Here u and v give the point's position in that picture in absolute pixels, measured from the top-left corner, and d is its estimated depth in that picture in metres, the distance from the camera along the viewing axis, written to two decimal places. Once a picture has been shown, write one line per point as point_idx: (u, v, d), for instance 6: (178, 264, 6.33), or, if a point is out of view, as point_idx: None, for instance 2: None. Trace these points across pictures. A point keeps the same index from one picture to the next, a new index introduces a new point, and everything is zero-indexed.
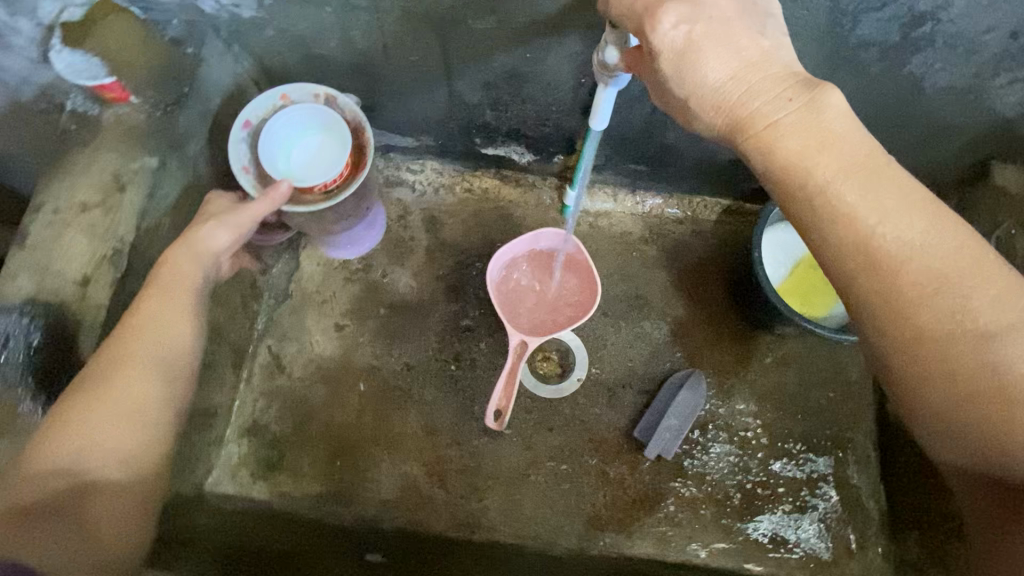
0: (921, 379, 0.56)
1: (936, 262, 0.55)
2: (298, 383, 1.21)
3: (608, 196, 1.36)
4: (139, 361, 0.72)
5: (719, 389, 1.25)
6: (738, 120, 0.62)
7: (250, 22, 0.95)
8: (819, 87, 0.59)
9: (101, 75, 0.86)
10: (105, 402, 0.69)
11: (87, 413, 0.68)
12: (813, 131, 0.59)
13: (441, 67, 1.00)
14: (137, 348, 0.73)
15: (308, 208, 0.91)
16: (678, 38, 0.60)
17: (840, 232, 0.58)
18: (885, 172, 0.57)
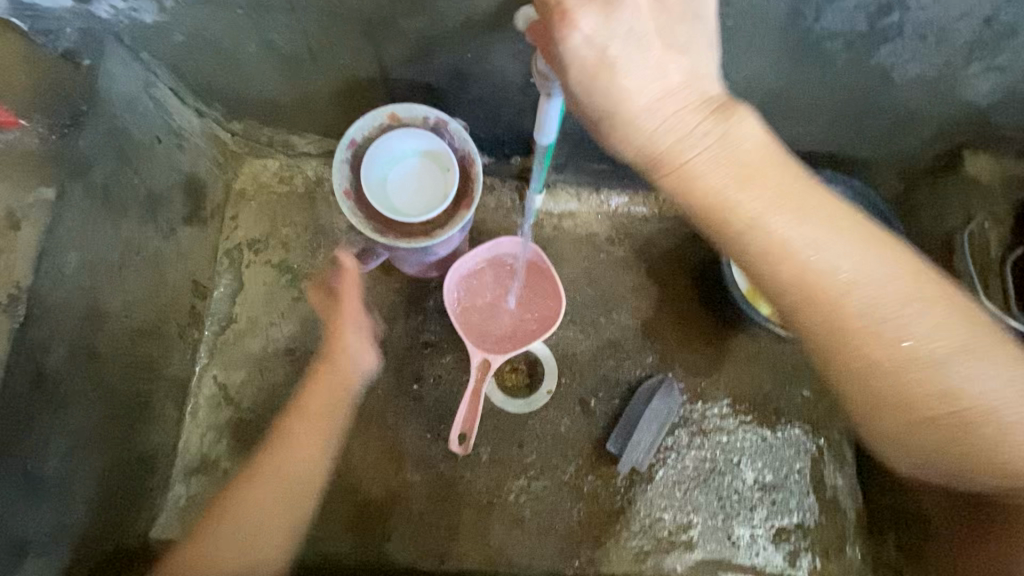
0: (880, 407, 0.60)
1: (873, 292, 0.58)
2: (248, 414, 1.13)
3: (572, 194, 1.29)
4: (296, 452, 0.97)
5: (695, 394, 1.20)
6: (653, 157, 0.60)
7: (154, 27, 0.85)
8: (732, 114, 0.58)
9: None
10: (265, 484, 0.94)
11: (247, 493, 0.93)
12: (731, 166, 0.58)
13: (376, 69, 0.91)
14: (298, 437, 0.97)
15: (411, 246, 0.87)
16: (589, 55, 0.54)
17: (774, 270, 0.59)
18: (810, 205, 0.59)
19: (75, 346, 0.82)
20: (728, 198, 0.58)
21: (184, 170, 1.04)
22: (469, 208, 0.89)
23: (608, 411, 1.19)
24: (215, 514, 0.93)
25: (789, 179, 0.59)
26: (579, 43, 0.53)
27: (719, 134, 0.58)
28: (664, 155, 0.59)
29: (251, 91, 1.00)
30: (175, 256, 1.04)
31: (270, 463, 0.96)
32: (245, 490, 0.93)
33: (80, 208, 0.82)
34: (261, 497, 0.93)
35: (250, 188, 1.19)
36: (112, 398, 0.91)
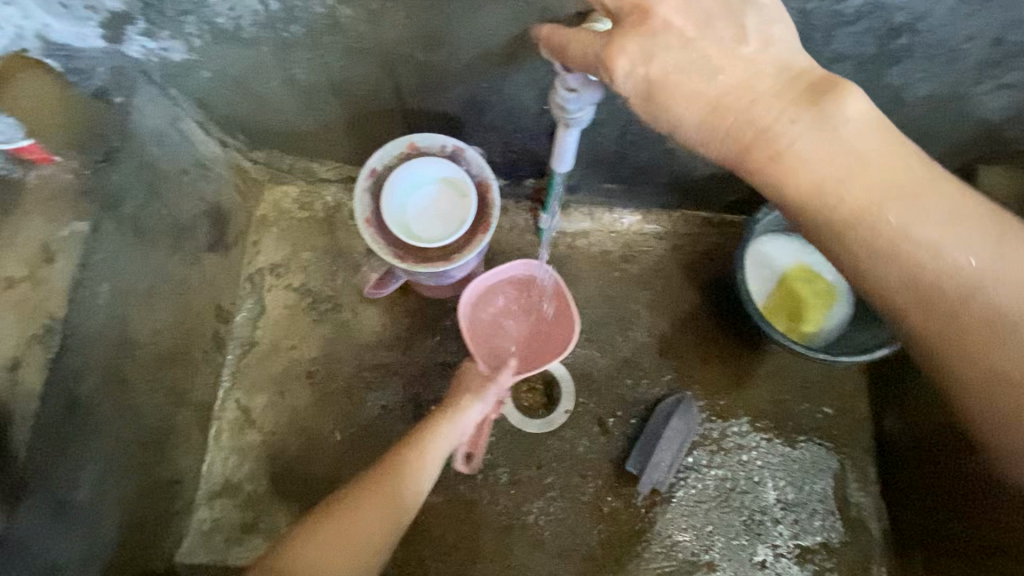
0: (979, 375, 0.61)
1: (972, 251, 0.58)
2: (271, 437, 1.15)
3: (586, 214, 1.30)
4: (414, 475, 0.95)
5: (714, 411, 1.20)
6: (739, 144, 0.59)
7: (182, 64, 0.89)
8: (828, 95, 0.56)
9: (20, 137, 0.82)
10: (378, 495, 0.91)
11: (360, 502, 0.90)
12: (831, 150, 0.57)
13: (394, 100, 0.93)
14: (414, 458, 0.97)
15: (430, 271, 0.89)
16: (633, 83, 0.57)
17: (873, 248, 0.59)
18: (907, 179, 0.57)
19: (106, 374, 0.85)
20: (823, 180, 0.57)
21: (209, 199, 1.08)
22: (487, 232, 0.90)
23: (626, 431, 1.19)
24: (327, 524, 0.87)
25: (903, 165, 0.57)
26: (626, 68, 0.57)
27: (815, 122, 0.56)
28: (753, 143, 0.58)
29: (273, 122, 1.04)
30: (200, 282, 1.07)
31: (390, 477, 0.94)
32: (360, 497, 0.90)
33: (111, 241, 0.85)
34: (374, 508, 0.90)
35: (271, 214, 1.23)
36: (142, 424, 0.93)
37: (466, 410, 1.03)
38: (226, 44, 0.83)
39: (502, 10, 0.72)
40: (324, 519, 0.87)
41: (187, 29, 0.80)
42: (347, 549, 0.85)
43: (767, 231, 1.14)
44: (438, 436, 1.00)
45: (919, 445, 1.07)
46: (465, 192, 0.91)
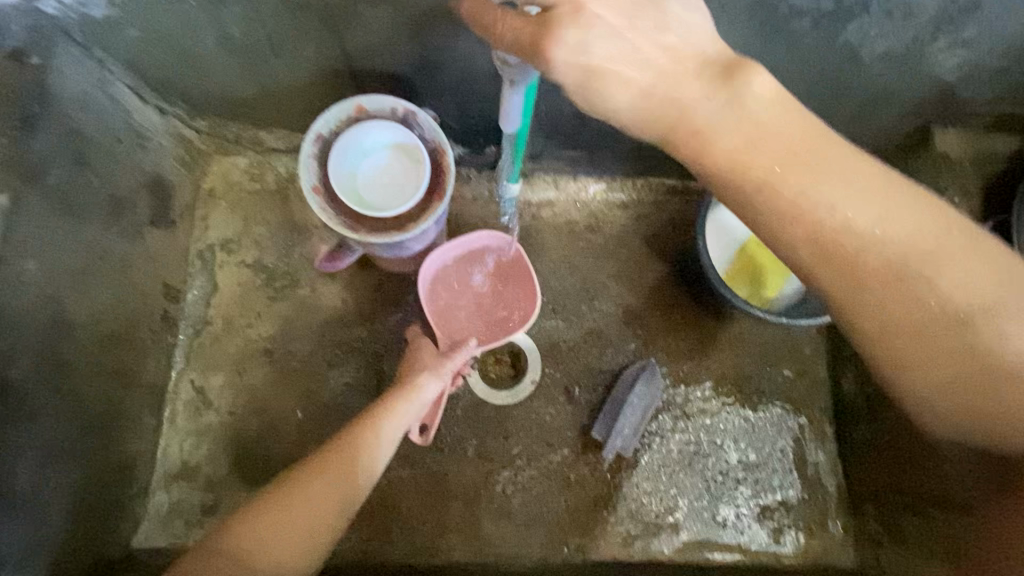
0: (920, 359, 0.58)
1: (897, 246, 0.56)
2: (228, 418, 1.12)
3: (549, 183, 1.27)
4: (366, 453, 0.92)
5: (677, 378, 1.21)
6: (665, 127, 0.57)
7: (105, 21, 0.82)
8: (737, 75, 0.55)
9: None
10: (328, 475, 0.88)
11: (309, 481, 0.88)
12: (743, 124, 0.55)
13: (340, 60, 0.88)
14: (367, 435, 0.94)
15: (383, 241, 0.85)
16: (575, 66, 0.54)
17: (793, 230, 0.57)
18: (821, 157, 0.55)
19: (40, 355, 0.80)
20: (739, 158, 0.56)
21: (149, 170, 1.02)
22: (442, 199, 0.87)
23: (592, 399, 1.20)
24: (273, 505, 0.85)
25: (840, 155, 0.56)
26: (564, 57, 0.53)
27: (727, 102, 0.55)
28: (676, 124, 0.57)
29: (213, 87, 0.97)
30: (143, 259, 1.01)
31: (341, 456, 0.91)
32: (309, 477, 0.88)
33: (36, 215, 0.79)
34: (323, 489, 0.87)
35: (220, 187, 1.17)
36: (85, 407, 0.89)
37: (422, 384, 1.00)
38: None
39: None
40: (271, 500, 0.86)
41: None
42: (296, 529, 0.84)
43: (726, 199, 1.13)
44: (393, 412, 0.97)
45: (873, 404, 1.10)
46: (419, 159, 0.88)
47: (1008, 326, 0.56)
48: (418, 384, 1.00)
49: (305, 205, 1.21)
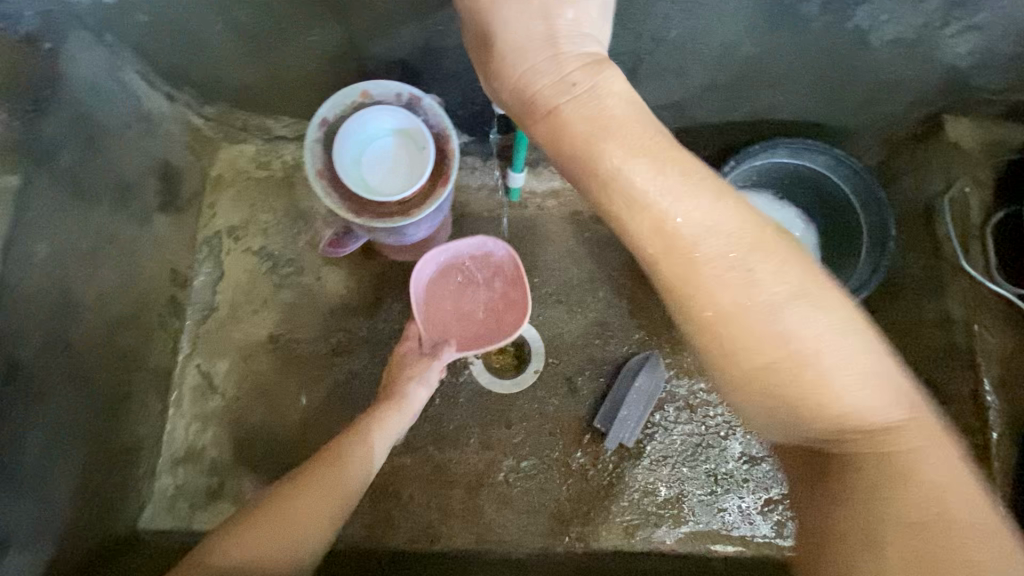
0: (762, 402, 0.58)
1: (717, 250, 0.57)
2: (233, 403, 1.13)
3: (555, 173, 1.27)
4: (365, 450, 0.92)
5: (681, 368, 1.21)
6: (527, 100, 0.63)
7: (115, 6, 0.82)
8: (603, 69, 0.61)
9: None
10: (336, 465, 0.88)
11: (318, 471, 0.86)
12: (596, 108, 0.60)
13: (345, 45, 0.88)
14: (368, 435, 0.94)
15: (385, 225, 0.86)
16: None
17: (637, 219, 0.59)
18: (670, 156, 0.58)
19: (48, 337, 0.81)
20: (592, 139, 0.59)
21: (158, 156, 1.03)
22: (446, 184, 0.87)
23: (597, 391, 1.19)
24: (286, 493, 0.82)
25: (700, 173, 0.59)
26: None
27: (590, 75, 0.61)
28: (536, 97, 0.63)
29: (221, 74, 0.98)
30: (150, 244, 1.02)
31: (346, 449, 0.91)
32: (318, 467, 0.87)
33: (48, 197, 0.80)
34: (333, 476, 0.86)
35: (228, 175, 1.19)
36: (93, 389, 0.90)
37: (409, 393, 1.02)
38: None
39: None
40: (280, 486, 0.83)
41: None
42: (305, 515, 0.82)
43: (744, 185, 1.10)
44: (386, 419, 0.98)
45: None
46: (422, 144, 0.88)
47: (864, 391, 0.54)
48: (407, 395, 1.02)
49: (311, 193, 1.21)
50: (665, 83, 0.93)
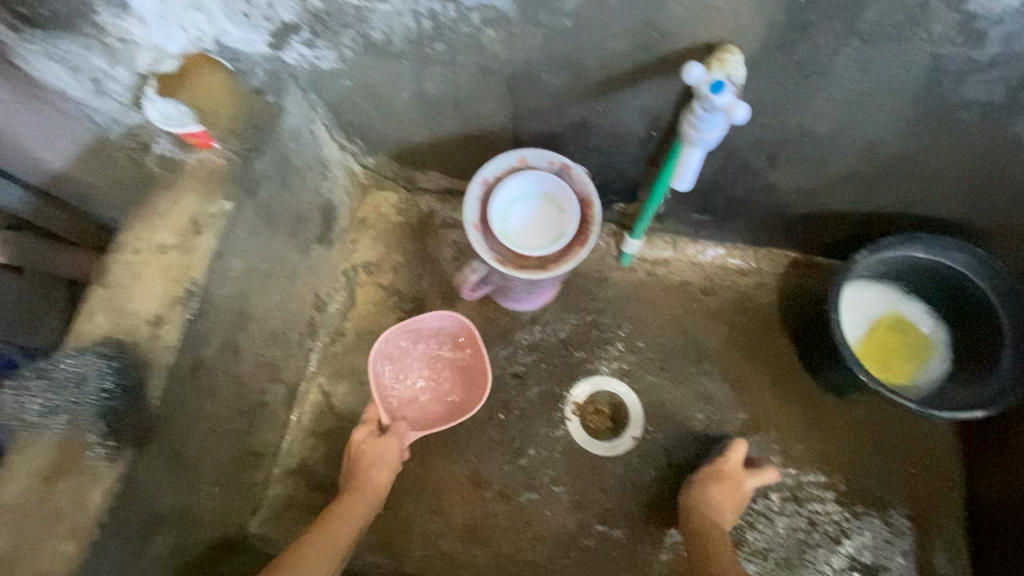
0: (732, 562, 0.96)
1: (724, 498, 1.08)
2: (346, 425, 1.20)
3: (667, 244, 1.32)
4: (341, 533, 0.96)
5: (786, 457, 1.18)
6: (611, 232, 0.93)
7: (328, 72, 0.97)
8: None
9: (190, 124, 0.91)
10: (317, 551, 0.91)
11: (300, 558, 0.89)
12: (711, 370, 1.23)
13: (508, 117, 0.99)
14: (340, 520, 0.98)
15: (528, 276, 0.93)
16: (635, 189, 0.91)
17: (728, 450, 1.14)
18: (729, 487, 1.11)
19: (223, 344, 0.91)
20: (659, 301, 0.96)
21: (323, 196, 1.17)
22: (585, 245, 0.94)
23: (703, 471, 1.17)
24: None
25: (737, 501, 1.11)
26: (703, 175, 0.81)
27: None
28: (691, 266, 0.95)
29: (392, 131, 1.12)
30: (304, 271, 1.15)
31: (319, 536, 0.94)
32: (299, 553, 0.90)
33: (248, 221, 0.93)
34: (318, 559, 0.90)
35: (371, 217, 1.33)
36: (242, 394, 1.00)
37: (376, 467, 1.07)
38: (374, 56, 0.90)
39: (632, 39, 0.76)
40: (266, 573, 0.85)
41: (342, 40, 0.88)
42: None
43: (864, 276, 1.11)
44: (354, 501, 1.02)
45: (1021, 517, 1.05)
46: (565, 207, 0.96)
47: None
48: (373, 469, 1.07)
49: (440, 239, 1.33)
50: (801, 171, 0.97)
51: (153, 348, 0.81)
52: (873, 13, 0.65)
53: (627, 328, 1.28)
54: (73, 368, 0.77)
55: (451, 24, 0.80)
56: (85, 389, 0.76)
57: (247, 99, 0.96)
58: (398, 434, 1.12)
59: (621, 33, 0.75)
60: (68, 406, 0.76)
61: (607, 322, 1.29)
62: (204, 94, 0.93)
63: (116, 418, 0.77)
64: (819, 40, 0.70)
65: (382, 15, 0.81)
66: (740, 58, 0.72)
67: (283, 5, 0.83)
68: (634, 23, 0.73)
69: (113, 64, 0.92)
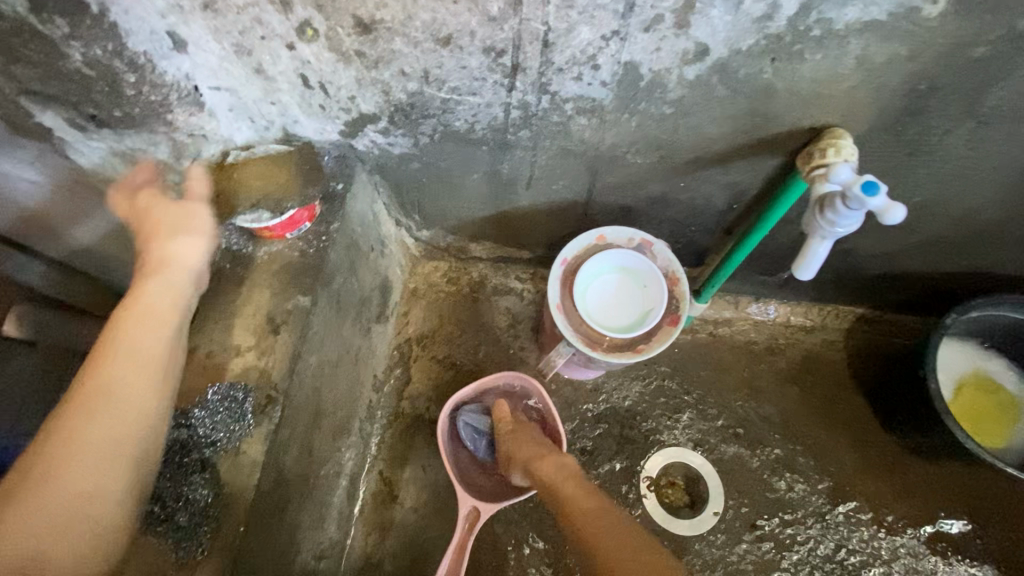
0: None
1: None
2: (412, 514, 1.13)
3: (729, 303, 1.29)
4: (150, 325, 0.69)
5: (880, 525, 1.15)
6: (673, 315, 0.93)
7: (398, 156, 0.95)
8: (636, 351, 0.91)
9: (285, 209, 0.86)
10: (114, 424, 0.62)
11: (128, 357, 0.65)
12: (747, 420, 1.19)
13: (582, 193, 0.97)
14: (151, 298, 0.70)
15: (621, 361, 0.89)
16: (671, 274, 0.95)
17: None
18: None
19: (300, 448, 0.86)
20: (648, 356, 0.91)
21: (381, 273, 1.13)
22: (677, 323, 0.92)
23: (798, 545, 1.14)
24: (84, 414, 0.62)
25: None
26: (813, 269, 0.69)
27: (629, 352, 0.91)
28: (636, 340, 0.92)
29: (452, 206, 1.10)
30: (365, 353, 1.10)
31: (109, 379, 0.64)
32: (74, 457, 0.60)
33: (323, 313, 0.89)
34: (133, 413, 0.64)
35: (422, 288, 1.29)
36: (313, 496, 0.93)
37: (155, 297, 0.71)
38: (453, 141, 0.88)
39: (734, 124, 0.74)
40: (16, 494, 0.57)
41: (421, 129, 0.86)
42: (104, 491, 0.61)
43: (949, 335, 1.08)
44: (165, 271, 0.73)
45: None
46: (649, 283, 0.94)
47: None
48: (174, 255, 0.74)
49: (494, 308, 1.28)
50: (884, 235, 0.96)
51: (237, 464, 0.76)
52: (994, 98, 0.65)
53: (695, 394, 1.24)
54: (203, 427, 0.77)
55: (541, 114, 0.78)
56: (177, 471, 0.75)
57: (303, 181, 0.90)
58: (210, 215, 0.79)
59: (723, 119, 0.74)
60: (154, 500, 0.74)
61: (674, 387, 1.24)
62: (254, 179, 0.89)
63: (200, 515, 0.73)
64: (933, 121, 0.69)
65: (469, 106, 0.79)
66: (850, 142, 0.70)
67: (365, 99, 0.80)
68: (739, 111, 0.72)
69: (177, 157, 0.88)
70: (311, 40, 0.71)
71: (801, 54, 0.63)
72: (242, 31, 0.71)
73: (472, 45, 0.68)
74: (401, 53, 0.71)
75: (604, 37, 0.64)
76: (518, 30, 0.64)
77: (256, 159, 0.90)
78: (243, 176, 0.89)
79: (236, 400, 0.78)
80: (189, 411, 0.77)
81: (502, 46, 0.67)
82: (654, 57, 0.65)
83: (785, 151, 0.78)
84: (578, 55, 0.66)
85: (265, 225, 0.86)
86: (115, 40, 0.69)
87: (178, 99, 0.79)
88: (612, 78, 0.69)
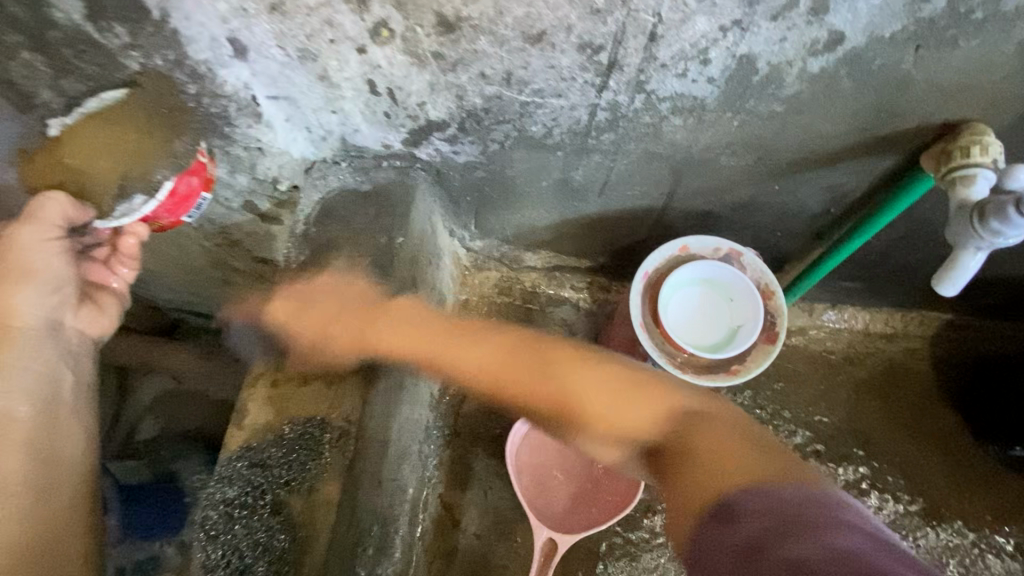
0: None
1: None
2: (474, 541, 1.07)
3: (803, 310, 1.20)
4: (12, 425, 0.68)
5: (981, 548, 1.07)
6: (768, 331, 0.88)
7: (462, 165, 0.87)
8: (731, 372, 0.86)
9: (160, 186, 0.67)
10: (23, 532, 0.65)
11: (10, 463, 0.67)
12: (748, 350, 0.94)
13: (660, 199, 0.89)
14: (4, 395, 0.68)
15: (716, 382, 0.84)
16: (762, 288, 0.89)
17: None
18: None
19: (372, 483, 0.80)
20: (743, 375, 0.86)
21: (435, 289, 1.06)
22: (774, 341, 0.87)
23: None
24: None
25: None
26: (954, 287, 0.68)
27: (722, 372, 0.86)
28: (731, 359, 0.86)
29: (510, 216, 1.02)
30: (423, 373, 1.03)
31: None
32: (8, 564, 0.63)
33: None
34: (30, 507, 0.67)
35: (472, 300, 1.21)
36: (382, 528, 0.88)
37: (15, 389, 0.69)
38: (526, 148, 0.81)
39: (854, 120, 0.67)
40: None
41: (493, 136, 0.79)
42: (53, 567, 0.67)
43: None
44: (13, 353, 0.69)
45: None
46: (738, 295, 0.88)
47: None
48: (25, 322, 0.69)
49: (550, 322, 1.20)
50: None
51: (314, 503, 0.71)
52: None
53: (770, 409, 1.15)
54: (277, 466, 0.72)
55: (631, 115, 0.71)
56: (251, 515, 0.70)
57: (165, 130, 0.68)
58: (52, 253, 0.69)
59: (842, 115, 0.66)
60: (230, 548, 0.69)
61: (747, 402, 1.15)
62: (97, 155, 0.63)
63: (278, 562, 0.67)
64: None
65: (550, 109, 0.72)
66: (994, 137, 0.63)
67: (436, 104, 0.74)
68: (863, 105, 0.64)
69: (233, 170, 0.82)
70: (385, 42, 0.65)
71: (953, 40, 0.56)
72: (310, 34, 0.65)
73: (566, 41, 0.61)
74: (483, 53, 0.64)
75: (722, 28, 0.57)
76: (624, 22, 0.57)
77: (87, 125, 0.63)
78: (80, 152, 0.63)
79: (312, 436, 0.74)
80: (262, 449, 0.73)
81: (601, 42, 0.60)
82: (777, 48, 0.58)
83: (907, 148, 0.70)
84: (687, 48, 0.59)
85: (147, 212, 0.68)
86: (177, 48, 0.64)
87: (237, 110, 0.73)
88: (721, 73, 0.62)
